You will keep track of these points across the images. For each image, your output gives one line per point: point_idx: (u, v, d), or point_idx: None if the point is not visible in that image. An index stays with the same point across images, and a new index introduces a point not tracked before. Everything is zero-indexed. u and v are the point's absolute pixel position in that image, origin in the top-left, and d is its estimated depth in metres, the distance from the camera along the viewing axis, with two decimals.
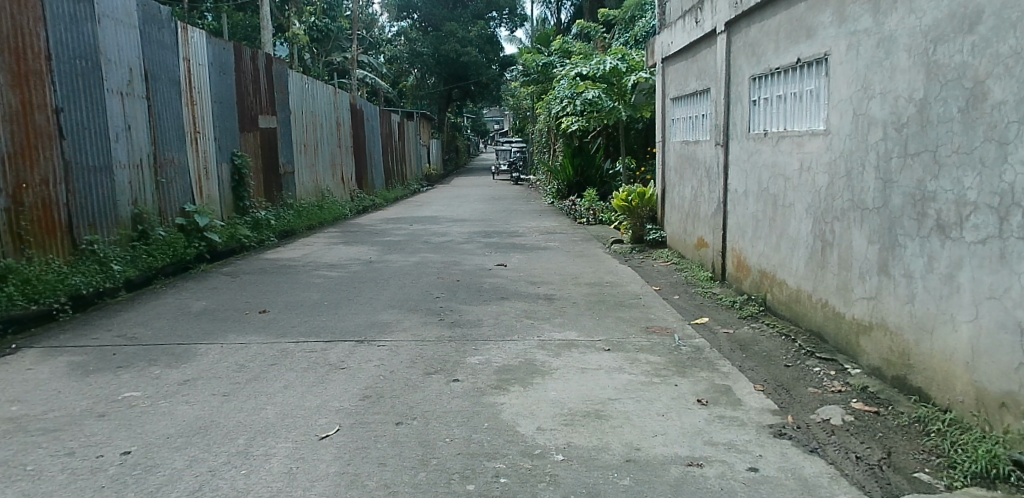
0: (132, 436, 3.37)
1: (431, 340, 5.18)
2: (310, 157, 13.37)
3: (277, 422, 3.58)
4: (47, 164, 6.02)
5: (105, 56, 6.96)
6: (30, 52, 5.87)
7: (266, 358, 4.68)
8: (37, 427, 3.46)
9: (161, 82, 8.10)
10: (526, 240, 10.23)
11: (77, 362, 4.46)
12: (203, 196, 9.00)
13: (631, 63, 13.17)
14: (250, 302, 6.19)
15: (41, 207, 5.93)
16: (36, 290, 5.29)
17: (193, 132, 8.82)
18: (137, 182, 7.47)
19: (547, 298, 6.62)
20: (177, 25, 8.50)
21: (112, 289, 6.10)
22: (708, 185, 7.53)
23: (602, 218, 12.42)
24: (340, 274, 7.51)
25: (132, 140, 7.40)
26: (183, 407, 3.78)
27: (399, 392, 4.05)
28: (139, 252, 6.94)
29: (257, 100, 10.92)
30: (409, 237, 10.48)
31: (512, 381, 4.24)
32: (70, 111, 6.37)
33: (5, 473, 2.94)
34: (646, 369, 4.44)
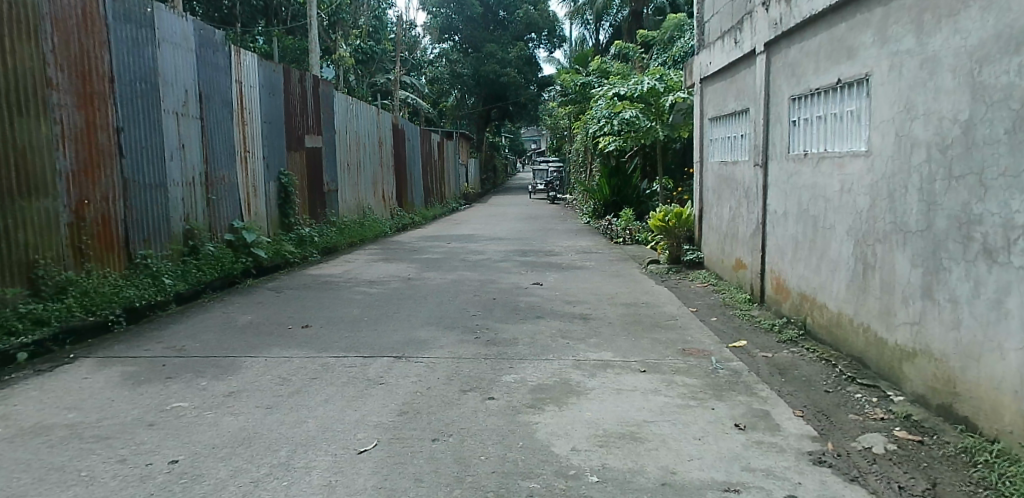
0: (179, 445, 3.51)
1: (468, 358, 5.25)
2: (353, 175, 13.71)
3: (318, 435, 3.69)
4: (107, 182, 6.33)
5: (163, 78, 7.30)
6: (95, 75, 6.21)
7: (308, 372, 4.81)
8: (92, 434, 3.62)
9: (215, 103, 8.44)
10: (563, 260, 10.25)
11: (130, 372, 4.65)
12: (251, 213, 9.30)
13: (669, 83, 13.06)
14: (294, 316, 6.37)
15: (101, 222, 6.22)
16: (94, 302, 5.54)
17: (244, 151, 9.15)
18: (190, 199, 7.77)
19: (583, 317, 6.64)
20: (231, 48, 8.86)
21: (164, 302, 6.34)
22: (747, 205, 7.47)
23: (639, 238, 12.36)
24: (380, 290, 7.65)
25: (186, 158, 7.71)
26: (229, 418, 3.92)
27: (435, 408, 4.12)
28: (189, 267, 7.20)
29: (304, 120, 11.26)
30: (447, 255, 10.62)
31: (548, 400, 4.28)
32: (130, 131, 6.70)
33: (62, 478, 3.09)
34: (682, 391, 4.43)
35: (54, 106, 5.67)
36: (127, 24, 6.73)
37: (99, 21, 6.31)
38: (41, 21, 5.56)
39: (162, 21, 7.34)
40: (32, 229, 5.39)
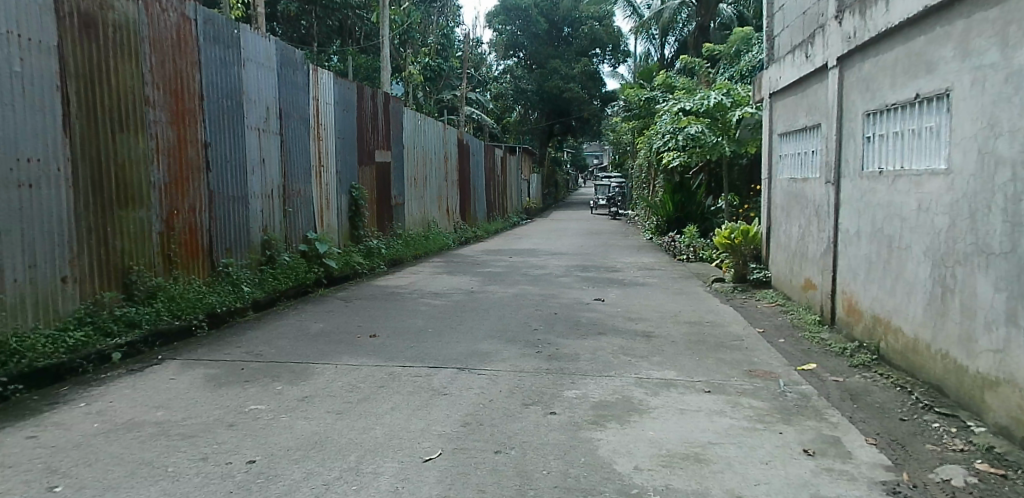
0: (256, 446, 3.69)
1: (530, 372, 5.30)
2: (419, 189, 14.04)
3: (386, 442, 3.81)
4: (195, 194, 6.74)
5: (246, 96, 7.72)
6: (187, 93, 6.63)
7: (376, 380, 4.97)
8: (177, 432, 3.85)
9: (293, 119, 8.85)
10: (624, 277, 10.19)
11: (212, 374, 4.92)
12: (323, 225, 9.66)
13: (737, 98, 13.10)
14: (362, 326, 6.58)
15: (188, 231, 6.61)
16: (180, 308, 5.89)
17: (318, 166, 9.54)
18: (268, 210, 8.16)
19: (645, 335, 6.59)
20: (310, 67, 9.28)
21: (242, 308, 6.66)
22: (817, 223, 7.27)
23: (703, 256, 12.15)
24: (444, 303, 7.80)
25: (265, 172, 8.11)
26: (302, 421, 4.10)
27: (498, 420, 4.19)
28: (266, 276, 7.56)
29: (374, 134, 11.63)
30: (509, 269, 10.72)
31: (610, 417, 4.28)
32: (216, 145, 7.11)
33: (151, 472, 3.31)
34: (749, 414, 4.34)
35: (150, 123, 6.08)
36: (216, 46, 7.16)
37: (191, 42, 6.74)
38: (141, 43, 5.99)
39: (248, 42, 7.78)
40: (128, 237, 5.79)
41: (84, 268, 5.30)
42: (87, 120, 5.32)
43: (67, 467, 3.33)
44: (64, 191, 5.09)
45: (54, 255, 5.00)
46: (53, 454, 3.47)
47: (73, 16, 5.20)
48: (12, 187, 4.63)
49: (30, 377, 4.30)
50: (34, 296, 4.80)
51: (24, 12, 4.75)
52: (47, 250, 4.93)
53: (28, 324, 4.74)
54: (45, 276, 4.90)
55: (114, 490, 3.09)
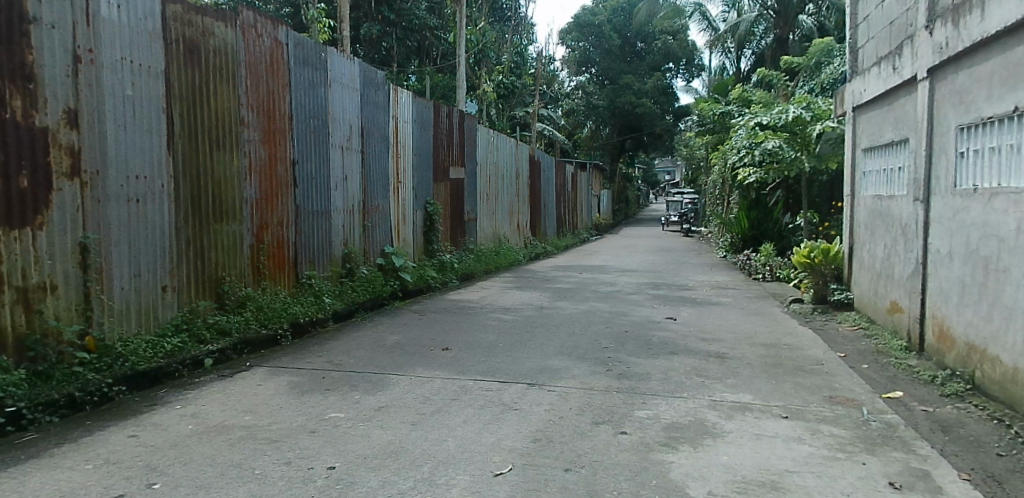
0: (336, 453, 3.85)
1: (600, 390, 5.29)
2: (491, 205, 14.24)
3: (457, 455, 3.89)
4: (283, 209, 7.11)
5: (331, 115, 8.10)
6: (278, 113, 7.02)
7: (448, 392, 5.08)
8: (263, 437, 4.07)
9: (374, 137, 9.19)
10: (697, 295, 9.98)
11: (295, 382, 5.16)
12: (400, 240, 9.96)
13: (817, 111, 12.65)
14: (435, 339, 6.73)
15: (276, 245, 6.97)
16: (267, 317, 6.22)
17: (396, 182, 9.85)
18: (349, 224, 8.49)
19: (719, 356, 6.44)
20: (390, 87, 9.63)
21: (323, 319, 6.95)
22: (905, 243, 6.94)
23: (780, 275, 11.76)
24: (514, 318, 7.87)
25: (347, 188, 8.45)
26: (379, 431, 4.24)
27: (568, 438, 4.21)
28: (345, 288, 7.86)
29: (449, 151, 11.91)
30: (578, 285, 10.70)
31: (682, 440, 4.22)
32: (303, 163, 7.48)
33: (239, 474, 3.51)
34: (829, 442, 4.18)
35: (244, 141, 6.46)
36: (305, 68, 7.55)
37: (283, 65, 7.14)
38: (238, 67, 6.39)
39: (334, 64, 8.17)
40: (222, 250, 6.16)
41: (182, 278, 5.68)
42: (189, 139, 5.72)
43: (164, 465, 3.58)
44: (167, 206, 5.48)
45: (157, 265, 5.37)
46: (152, 452, 3.73)
47: (178, 43, 5.61)
48: (122, 202, 5.02)
49: (132, 379, 4.64)
50: (138, 303, 5.18)
51: (136, 41, 5.16)
52: (150, 261, 5.31)
53: (132, 330, 5.12)
54: (148, 285, 5.29)
55: (205, 489, 3.30)
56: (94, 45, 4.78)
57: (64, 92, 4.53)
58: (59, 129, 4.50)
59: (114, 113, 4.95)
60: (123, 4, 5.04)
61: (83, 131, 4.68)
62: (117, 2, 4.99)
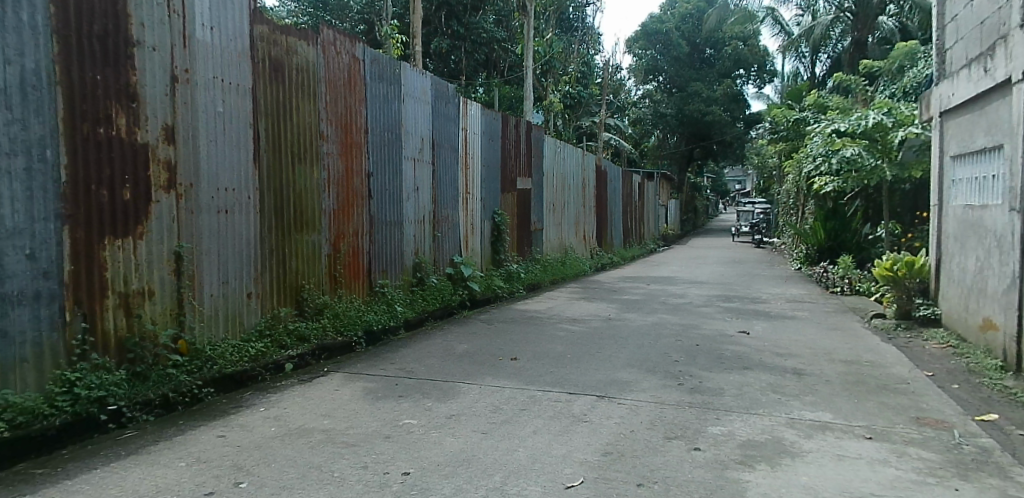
0: (410, 459, 3.93)
1: (672, 404, 5.19)
2: (558, 215, 14.26)
3: (528, 465, 3.90)
4: (359, 219, 7.33)
5: (404, 128, 8.31)
6: (354, 127, 7.26)
7: (518, 402, 5.10)
8: (341, 440, 4.20)
9: (444, 149, 9.37)
10: (772, 309, 9.65)
11: (370, 388, 5.30)
12: (468, 249, 10.09)
13: (900, 117, 11.86)
14: (504, 349, 6.77)
15: (351, 254, 7.19)
16: (343, 324, 6.42)
17: (466, 194, 10.01)
18: (420, 234, 8.67)
19: (796, 373, 6.22)
20: (460, 100, 9.80)
21: (395, 327, 7.12)
22: (999, 256, 6.52)
23: (859, 289, 11.25)
24: (582, 329, 7.83)
25: (419, 199, 8.64)
26: (451, 438, 4.31)
27: (640, 453, 4.15)
28: (416, 297, 8.03)
29: (517, 162, 12.00)
30: (646, 297, 10.54)
31: (759, 458, 4.09)
32: (377, 175, 7.70)
33: (319, 476, 3.63)
34: (917, 466, 3.96)
35: (323, 154, 6.71)
36: (381, 83, 7.79)
37: (360, 80, 7.40)
38: (319, 83, 6.66)
39: (407, 78, 8.40)
40: (302, 258, 6.41)
41: (265, 286, 5.93)
42: (273, 153, 5.99)
43: (250, 465, 3.74)
44: (252, 216, 5.75)
45: (243, 273, 5.64)
46: (239, 452, 3.91)
47: (264, 62, 5.90)
48: (212, 213, 5.30)
49: (219, 381, 4.88)
50: (226, 309, 5.45)
51: (227, 60, 5.46)
52: (237, 269, 5.58)
53: (220, 334, 5.39)
54: (235, 291, 5.55)
55: (288, 490, 3.43)
56: (190, 65, 5.09)
57: (162, 109, 4.84)
58: (157, 144, 4.81)
59: (207, 129, 5.25)
60: (215, 26, 5.35)
61: (179, 146, 4.99)
62: (211, 23, 5.29)
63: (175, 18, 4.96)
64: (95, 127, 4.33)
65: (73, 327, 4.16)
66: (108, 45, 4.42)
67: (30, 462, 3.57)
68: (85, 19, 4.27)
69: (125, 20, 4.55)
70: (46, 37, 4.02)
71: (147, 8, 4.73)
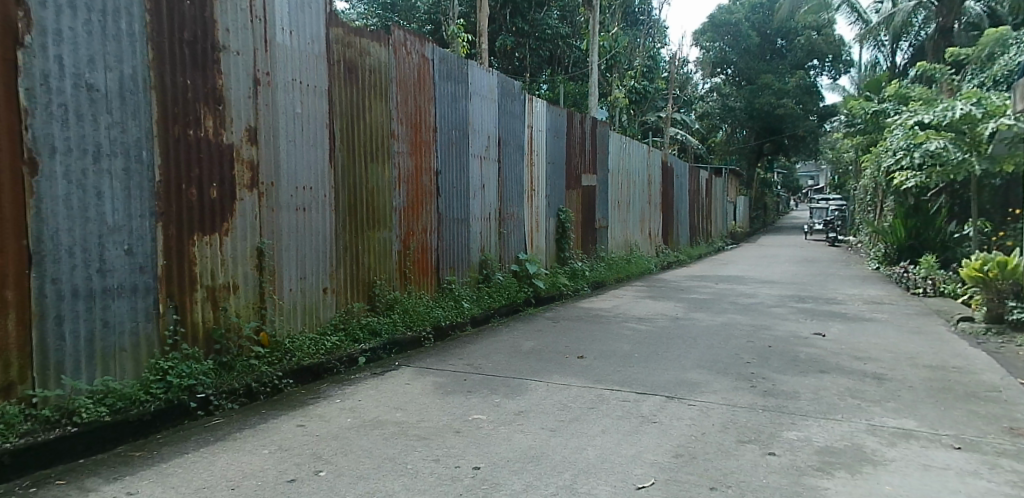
0: (481, 454, 3.98)
1: (745, 407, 5.06)
2: (623, 212, 14.10)
3: (598, 464, 3.88)
4: (428, 217, 7.46)
5: (471, 126, 8.40)
6: (423, 126, 7.39)
7: (586, 401, 5.09)
8: (413, 433, 4.29)
9: (510, 147, 9.41)
10: (849, 310, 9.26)
11: (440, 382, 5.39)
12: (533, 247, 10.12)
13: (990, 107, 11.11)
14: (570, 346, 6.76)
15: (420, 251, 7.33)
16: (413, 320, 6.56)
17: (531, 191, 10.03)
18: (486, 232, 8.74)
19: (876, 377, 5.96)
20: (526, 97, 9.82)
21: (462, 323, 7.23)
22: None
23: (944, 290, 10.67)
24: (649, 328, 7.73)
25: (485, 196, 8.72)
26: (520, 435, 4.34)
27: (712, 455, 4.07)
28: (483, 294, 8.12)
29: (582, 159, 11.93)
30: (715, 296, 10.30)
31: (838, 465, 3.94)
32: (446, 173, 7.81)
33: (393, 467, 3.73)
34: (1012, 479, 3.73)
35: (394, 153, 6.86)
36: (449, 82, 7.89)
37: (429, 79, 7.52)
38: (390, 83, 6.80)
39: (474, 77, 8.48)
40: (374, 255, 6.57)
41: (340, 281, 6.12)
42: (347, 152, 6.17)
43: (328, 454, 3.87)
44: (328, 214, 5.93)
45: (319, 269, 5.83)
46: (317, 441, 4.06)
47: (339, 63, 6.07)
48: (291, 211, 5.51)
49: (298, 373, 5.08)
50: (303, 303, 5.66)
51: (305, 63, 5.65)
52: (314, 265, 5.78)
53: (298, 327, 5.59)
54: (312, 286, 5.75)
55: (365, 480, 3.53)
56: (270, 68, 5.29)
57: (245, 111, 5.06)
58: (241, 145, 5.03)
59: (286, 129, 5.45)
60: (294, 30, 5.53)
61: (261, 146, 5.21)
62: (290, 27, 5.49)
63: (257, 23, 5.16)
64: (185, 129, 4.56)
65: (166, 318, 4.41)
66: (197, 51, 4.64)
67: (129, 444, 3.82)
68: (176, 27, 4.49)
69: (212, 27, 4.77)
70: (141, 44, 4.26)
71: (232, 15, 4.95)
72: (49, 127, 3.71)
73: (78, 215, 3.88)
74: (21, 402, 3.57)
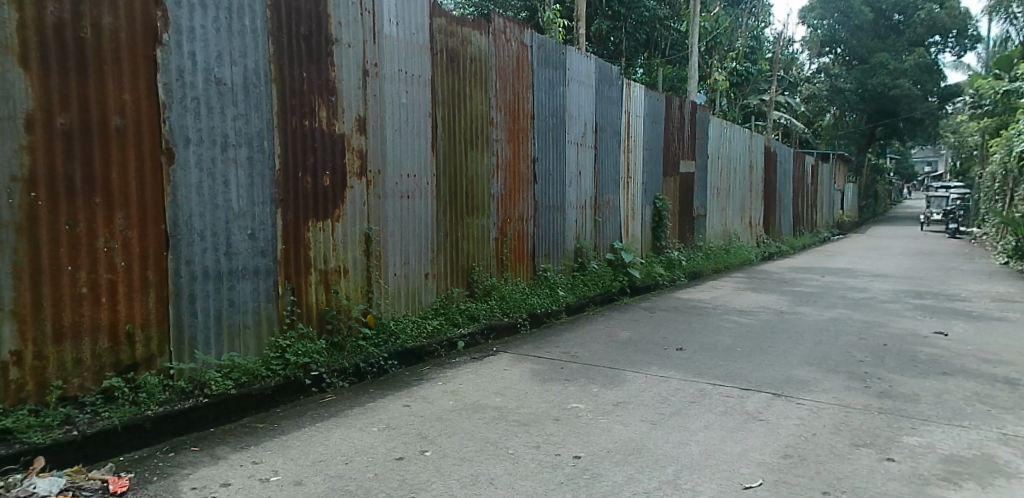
0: (581, 443, 3.98)
1: (859, 408, 4.79)
2: (722, 200, 13.63)
3: (701, 461, 3.79)
4: (524, 204, 7.50)
5: (569, 112, 8.35)
6: (521, 113, 7.41)
7: (687, 394, 4.98)
8: (514, 418, 4.34)
9: (606, 133, 9.29)
10: (975, 308, 8.56)
11: (538, 369, 5.43)
12: (629, 235, 9.98)
13: None
14: (668, 338, 6.62)
15: (517, 238, 7.38)
16: (509, 306, 6.65)
17: (627, 178, 9.87)
18: (582, 219, 8.69)
19: (1008, 382, 5.47)
20: (624, 82, 9.65)
21: (557, 311, 7.26)
22: None
23: None
24: (752, 321, 7.45)
25: (581, 184, 8.66)
26: (620, 426, 4.30)
27: (824, 458, 3.88)
28: (577, 282, 8.10)
29: (680, 145, 11.61)
30: (822, 290, 9.79)
31: (966, 476, 3.66)
32: (542, 160, 7.81)
33: (495, 451, 3.79)
34: None
35: (493, 141, 6.92)
36: (547, 68, 7.87)
37: (528, 67, 7.52)
38: (490, 71, 6.85)
39: (572, 62, 8.41)
40: (473, 241, 6.67)
41: (441, 267, 6.26)
42: (448, 141, 6.28)
43: (433, 435, 3.98)
44: (430, 201, 6.07)
45: (422, 254, 5.99)
46: (422, 422, 4.18)
47: (442, 53, 6.17)
48: (397, 198, 5.68)
49: (402, 355, 5.27)
50: (407, 287, 5.84)
51: (410, 53, 5.78)
52: (417, 251, 5.94)
53: (401, 311, 5.78)
54: (415, 272, 5.92)
55: (468, 462, 3.61)
56: (378, 59, 5.45)
57: (356, 102, 5.24)
58: (352, 135, 5.22)
59: (393, 119, 5.61)
60: (400, 21, 5.67)
61: (369, 135, 5.38)
62: (396, 19, 5.62)
63: (367, 16, 5.33)
64: (302, 119, 4.79)
65: (284, 299, 4.68)
66: (312, 44, 4.85)
67: (253, 416, 4.09)
68: (293, 22, 4.70)
69: (325, 21, 4.96)
70: (263, 39, 4.49)
71: (344, 8, 5.12)
72: (183, 119, 3.99)
73: (208, 201, 4.16)
74: (160, 373, 3.88)
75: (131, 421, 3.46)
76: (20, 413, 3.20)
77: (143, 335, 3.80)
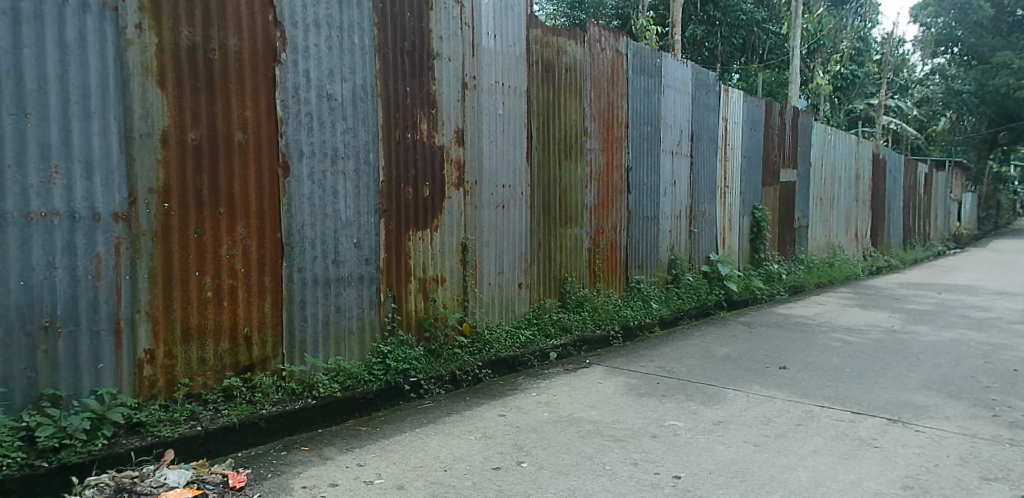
0: (680, 462, 3.86)
1: (987, 439, 4.40)
2: (825, 211, 12.97)
3: (811, 487, 3.59)
4: (618, 213, 7.41)
5: (664, 120, 8.20)
6: (616, 122, 7.34)
7: (792, 416, 4.74)
8: (609, 433, 4.28)
9: (703, 141, 9.06)
10: None
11: (633, 383, 5.33)
12: (726, 246, 9.66)
13: None
14: (770, 356, 6.34)
15: (610, 249, 7.30)
16: (601, 318, 6.58)
17: (724, 187, 9.57)
18: (676, 230, 8.50)
19: None
20: (722, 88, 9.38)
21: (651, 324, 7.12)
22: None
23: None
24: (861, 340, 7.02)
25: (676, 193, 8.47)
26: (721, 446, 4.15)
27: (949, 492, 3.59)
28: (671, 295, 7.92)
29: (780, 152, 11.15)
30: (939, 308, 9.10)
31: None
32: (636, 170, 7.70)
33: (591, 466, 3.74)
34: None
35: (587, 150, 6.89)
36: (642, 76, 7.76)
37: (623, 75, 7.45)
38: (585, 80, 6.83)
39: (668, 69, 8.26)
40: (566, 251, 6.66)
41: (534, 277, 6.28)
42: (543, 151, 6.30)
43: (529, 447, 3.98)
44: (524, 211, 6.10)
45: (516, 264, 6.03)
46: (518, 433, 4.19)
47: (538, 64, 6.22)
48: (492, 208, 5.75)
49: (496, 364, 5.32)
50: (501, 297, 5.89)
51: (507, 65, 5.86)
52: (511, 260, 5.99)
53: (496, 320, 5.84)
54: (509, 281, 5.97)
55: (565, 476, 3.58)
56: (477, 72, 5.55)
57: (455, 114, 5.35)
58: (451, 146, 5.33)
59: (490, 130, 5.69)
60: (498, 34, 5.75)
61: (467, 147, 5.48)
62: (494, 32, 5.71)
63: (467, 29, 5.44)
64: (404, 132, 4.94)
65: (385, 306, 4.83)
66: (415, 59, 5.00)
67: (356, 419, 4.24)
68: (398, 38, 4.87)
69: (428, 36, 5.10)
70: (371, 56, 4.67)
71: (445, 23, 5.26)
72: (297, 134, 4.20)
73: (318, 212, 4.36)
74: (273, 374, 4.09)
75: (247, 419, 3.67)
76: (152, 407, 3.43)
77: (259, 337, 4.02)
